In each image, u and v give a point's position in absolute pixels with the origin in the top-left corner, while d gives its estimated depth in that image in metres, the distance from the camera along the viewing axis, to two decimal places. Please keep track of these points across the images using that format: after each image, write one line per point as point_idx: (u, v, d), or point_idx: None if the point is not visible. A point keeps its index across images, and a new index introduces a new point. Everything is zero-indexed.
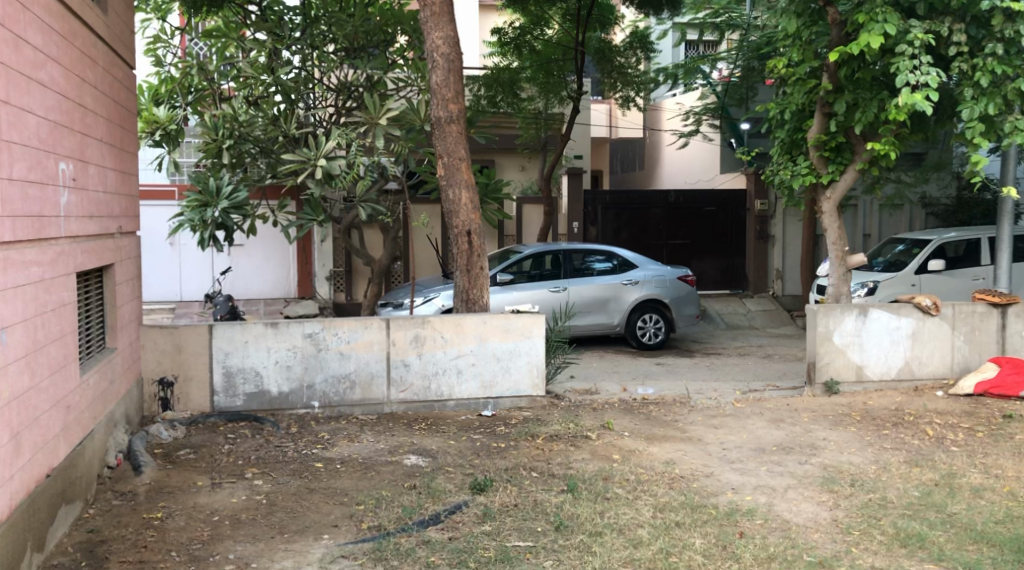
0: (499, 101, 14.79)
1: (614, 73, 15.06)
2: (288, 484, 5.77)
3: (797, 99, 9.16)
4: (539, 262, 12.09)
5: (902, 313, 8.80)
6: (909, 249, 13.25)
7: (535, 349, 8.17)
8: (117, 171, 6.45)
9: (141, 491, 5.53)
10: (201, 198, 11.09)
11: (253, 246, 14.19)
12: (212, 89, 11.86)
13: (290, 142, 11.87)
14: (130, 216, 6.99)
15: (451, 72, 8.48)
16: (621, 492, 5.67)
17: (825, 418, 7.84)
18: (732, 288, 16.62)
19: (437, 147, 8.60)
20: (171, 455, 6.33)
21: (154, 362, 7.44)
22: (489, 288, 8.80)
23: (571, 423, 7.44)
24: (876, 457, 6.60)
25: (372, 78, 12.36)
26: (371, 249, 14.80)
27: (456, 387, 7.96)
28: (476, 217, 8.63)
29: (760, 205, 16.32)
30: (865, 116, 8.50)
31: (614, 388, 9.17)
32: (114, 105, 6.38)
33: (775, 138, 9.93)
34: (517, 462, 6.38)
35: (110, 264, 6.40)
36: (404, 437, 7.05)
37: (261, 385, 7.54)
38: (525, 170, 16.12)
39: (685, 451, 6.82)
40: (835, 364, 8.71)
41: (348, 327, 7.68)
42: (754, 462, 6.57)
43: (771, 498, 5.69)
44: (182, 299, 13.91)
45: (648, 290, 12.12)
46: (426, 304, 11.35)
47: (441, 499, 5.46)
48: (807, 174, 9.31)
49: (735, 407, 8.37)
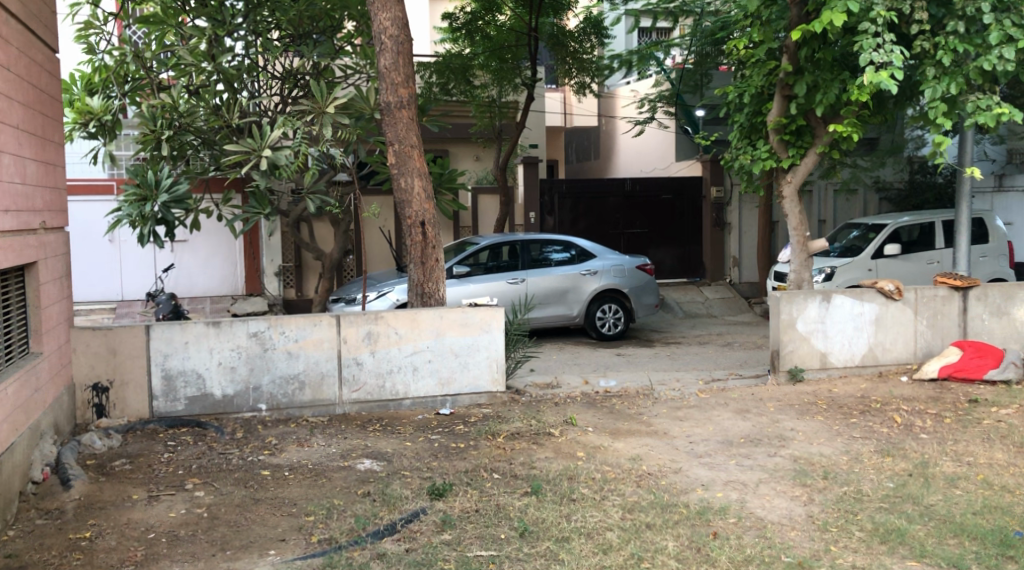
0: (452, 88, 14.40)
1: (569, 58, 14.68)
2: (232, 495, 5.37)
3: (757, 81, 9.02)
4: (496, 253, 11.76)
5: (865, 299, 8.69)
6: (865, 234, 13.20)
7: (494, 344, 7.85)
8: (38, 161, 5.95)
9: (69, 508, 5.06)
10: (139, 192, 10.46)
11: (198, 242, 13.58)
12: (149, 78, 11.22)
13: (233, 132, 11.36)
14: (57, 210, 6.48)
15: (400, 55, 8.10)
16: (589, 493, 5.38)
17: (792, 407, 7.67)
18: (690, 277, 16.49)
19: (387, 134, 8.20)
20: (103, 466, 5.85)
21: (86, 366, 6.93)
22: (445, 281, 8.45)
23: (532, 419, 7.14)
24: (847, 447, 6.43)
25: (319, 65, 11.98)
26: (322, 243, 14.37)
27: (412, 385, 7.61)
28: (429, 207, 8.26)
29: (716, 191, 16.13)
30: (827, 97, 8.38)
31: (575, 381, 8.91)
32: (32, 89, 5.88)
33: (734, 122, 9.73)
34: (477, 463, 6.06)
35: (33, 262, 5.89)
36: (358, 439, 6.68)
37: (204, 388, 7.10)
38: (479, 159, 15.78)
39: (652, 446, 6.58)
40: (799, 352, 8.56)
41: (295, 324, 7.28)
42: (722, 455, 6.36)
43: (743, 494, 5.47)
44: (123, 298, 13.26)
45: (607, 280, 11.88)
46: (380, 299, 11.00)
47: (397, 507, 5.11)
48: (768, 159, 9.13)
49: (699, 398, 8.15)
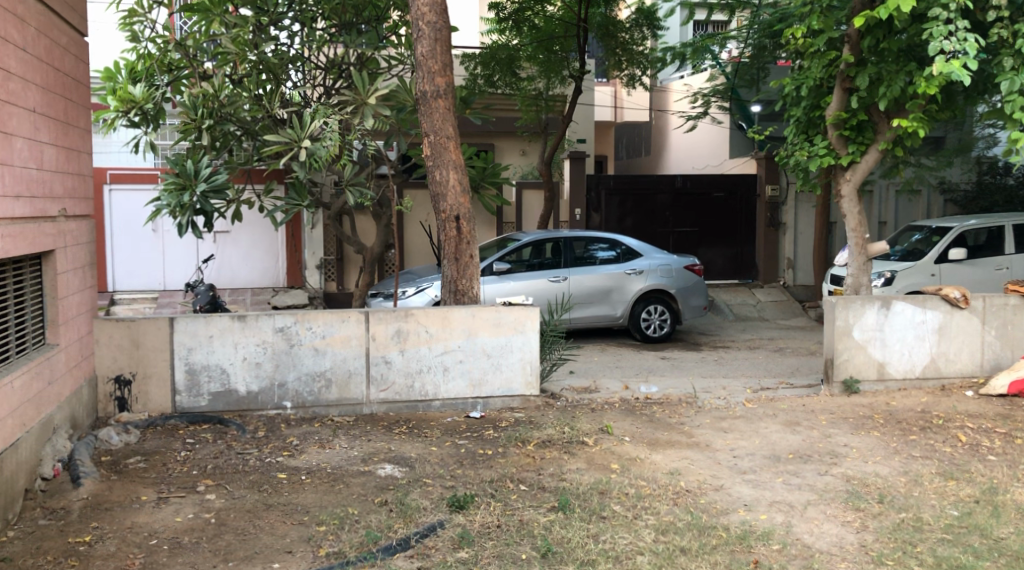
0: (497, 81, 14.01)
1: (619, 50, 14.28)
2: (244, 499, 5.12)
3: (816, 73, 8.47)
4: (539, 249, 11.40)
5: (928, 306, 8.11)
6: (928, 237, 12.51)
7: (529, 345, 7.50)
8: (58, 147, 5.80)
9: (75, 508, 4.86)
10: (177, 181, 10.34)
11: (240, 233, 13.48)
12: (191, 66, 11.04)
13: (273, 123, 11.18)
14: (79, 197, 6.32)
15: (437, 42, 7.79)
16: (620, 511, 5.00)
17: (845, 421, 7.15)
18: (741, 277, 15.92)
19: (423, 125, 7.90)
20: (117, 464, 5.65)
21: (109, 359, 6.78)
22: (480, 278, 8.11)
23: (566, 426, 6.75)
24: (905, 467, 5.92)
25: (363, 56, 11.72)
26: (364, 236, 14.16)
27: (442, 386, 7.31)
28: (465, 201, 7.92)
29: (772, 190, 15.52)
30: (891, 90, 7.82)
31: (615, 386, 8.51)
32: (53, 72, 5.71)
33: (791, 117, 9.21)
34: (504, 473, 5.72)
35: (50, 251, 5.72)
36: (382, 442, 6.39)
37: (228, 384, 6.90)
38: (525, 154, 15.47)
39: (692, 460, 6.16)
40: (855, 362, 8.02)
41: (323, 320, 7.04)
42: (768, 472, 5.91)
43: (789, 517, 5.03)
44: (165, 287, 13.25)
45: (653, 280, 11.44)
46: (418, 294, 10.73)
47: (414, 519, 4.80)
48: (826, 155, 8.55)
49: (746, 408, 7.68)
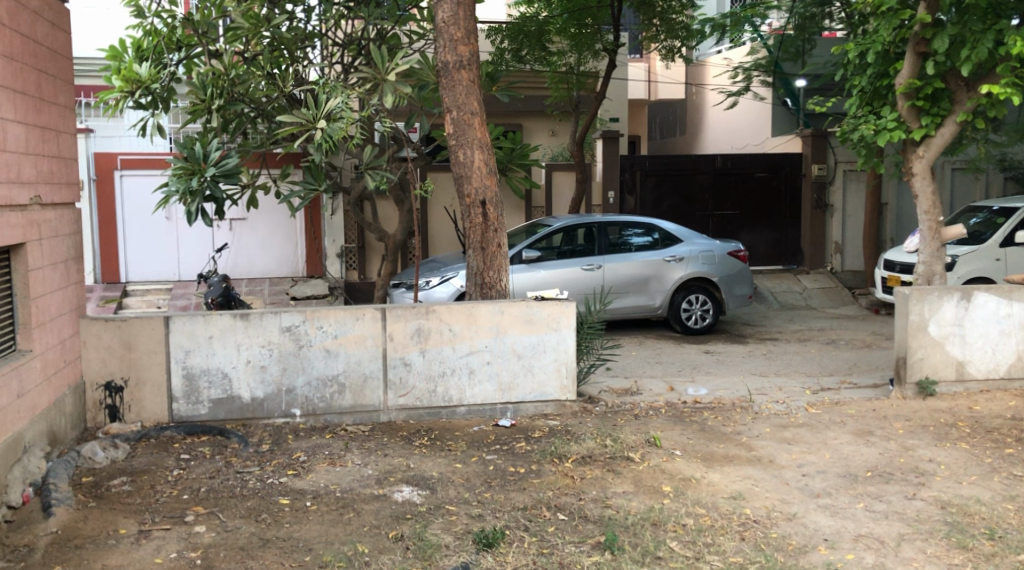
0: (525, 55, 13.11)
1: (656, 19, 13.24)
2: (238, 532, 4.40)
3: (886, 36, 7.47)
4: (571, 236, 10.54)
5: (1014, 298, 7.19)
6: (991, 219, 11.47)
7: (564, 344, 6.71)
8: (27, 124, 5.09)
9: (40, 545, 4.17)
10: (186, 167, 9.61)
11: (257, 220, 12.78)
12: (202, 42, 10.13)
13: (289, 103, 10.38)
14: (59, 182, 5.61)
15: (460, 6, 7.00)
16: (679, 550, 4.21)
17: (926, 430, 6.28)
18: (786, 264, 14.96)
19: (445, 99, 7.09)
20: (99, 487, 4.97)
21: (98, 363, 6.12)
22: (508, 270, 7.30)
23: (608, 438, 5.93)
24: (1008, 490, 5.06)
25: (383, 31, 10.83)
26: (386, 222, 13.50)
27: (467, 390, 6.55)
28: (491, 183, 7.11)
29: (819, 170, 14.55)
30: (977, 53, 6.92)
31: (658, 387, 7.69)
32: (20, 37, 4.99)
33: (854, 87, 8.33)
34: (539, 498, 4.94)
35: (21, 243, 5.04)
36: (401, 458, 5.63)
37: (230, 390, 6.19)
38: (555, 134, 14.60)
39: (756, 480, 5.32)
40: (931, 361, 7.12)
41: (335, 318, 6.29)
42: (846, 495, 5.08)
43: (882, 557, 4.21)
44: (180, 278, 12.61)
45: (694, 267, 10.57)
46: (443, 284, 9.99)
47: (434, 562, 4.05)
48: (896, 129, 7.59)
49: (809, 415, 6.81)
